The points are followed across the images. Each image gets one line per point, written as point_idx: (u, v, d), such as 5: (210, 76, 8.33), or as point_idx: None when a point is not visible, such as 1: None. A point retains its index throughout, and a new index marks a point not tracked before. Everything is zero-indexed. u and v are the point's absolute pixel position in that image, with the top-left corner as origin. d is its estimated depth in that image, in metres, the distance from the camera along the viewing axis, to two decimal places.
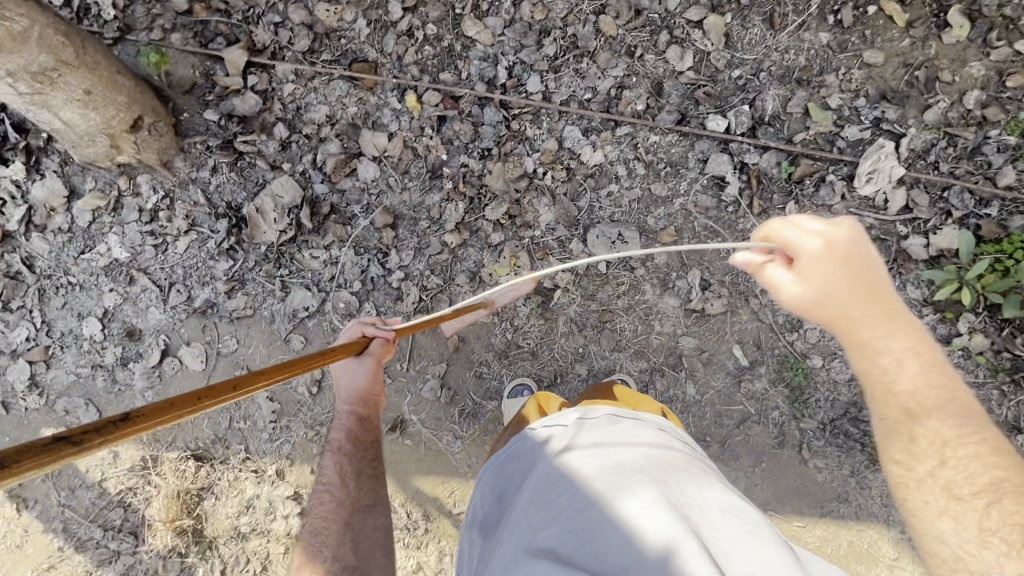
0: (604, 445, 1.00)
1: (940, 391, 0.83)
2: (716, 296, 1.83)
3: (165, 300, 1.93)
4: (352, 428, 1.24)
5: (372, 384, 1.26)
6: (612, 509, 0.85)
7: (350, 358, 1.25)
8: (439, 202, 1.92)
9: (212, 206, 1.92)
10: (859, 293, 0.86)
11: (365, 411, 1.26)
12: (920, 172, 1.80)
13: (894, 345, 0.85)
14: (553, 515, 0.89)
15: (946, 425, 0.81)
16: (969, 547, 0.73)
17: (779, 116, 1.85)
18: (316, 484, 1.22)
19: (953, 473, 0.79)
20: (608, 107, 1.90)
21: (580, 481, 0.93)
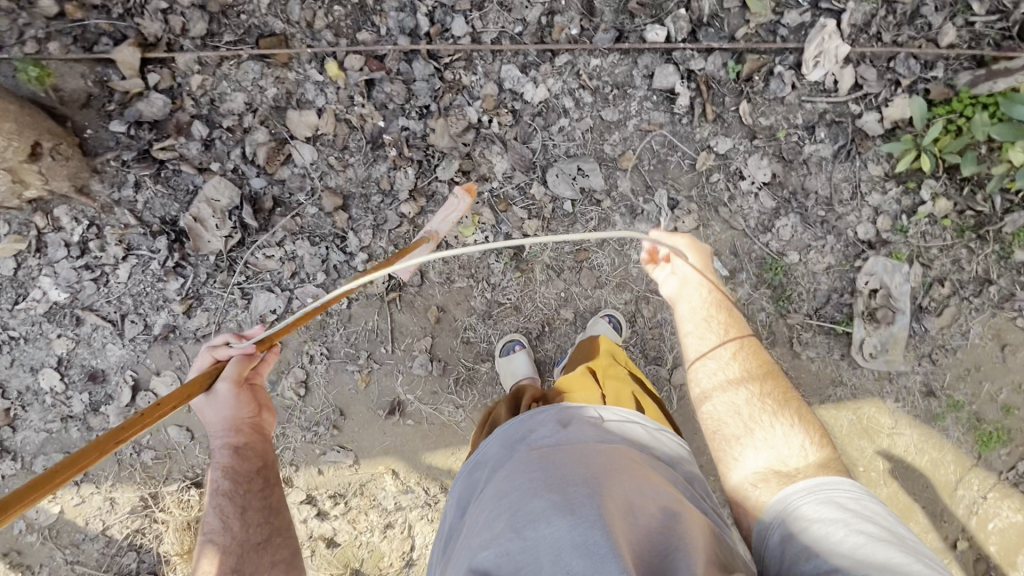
0: (553, 454, 0.91)
1: (737, 334, 1.34)
2: (686, 213, 1.82)
3: (122, 334, 1.81)
4: (227, 463, 1.20)
5: (238, 410, 1.19)
6: (546, 529, 0.76)
7: (201, 395, 1.16)
8: (387, 172, 1.82)
9: (146, 225, 1.77)
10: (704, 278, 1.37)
11: (238, 440, 1.20)
12: (865, 47, 1.76)
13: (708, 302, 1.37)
14: (493, 535, 0.79)
15: (743, 354, 1.32)
16: (754, 418, 1.22)
17: (717, 14, 1.77)
18: (203, 533, 1.19)
19: (742, 381, 1.28)
20: (541, 37, 1.79)
21: (521, 495, 0.83)
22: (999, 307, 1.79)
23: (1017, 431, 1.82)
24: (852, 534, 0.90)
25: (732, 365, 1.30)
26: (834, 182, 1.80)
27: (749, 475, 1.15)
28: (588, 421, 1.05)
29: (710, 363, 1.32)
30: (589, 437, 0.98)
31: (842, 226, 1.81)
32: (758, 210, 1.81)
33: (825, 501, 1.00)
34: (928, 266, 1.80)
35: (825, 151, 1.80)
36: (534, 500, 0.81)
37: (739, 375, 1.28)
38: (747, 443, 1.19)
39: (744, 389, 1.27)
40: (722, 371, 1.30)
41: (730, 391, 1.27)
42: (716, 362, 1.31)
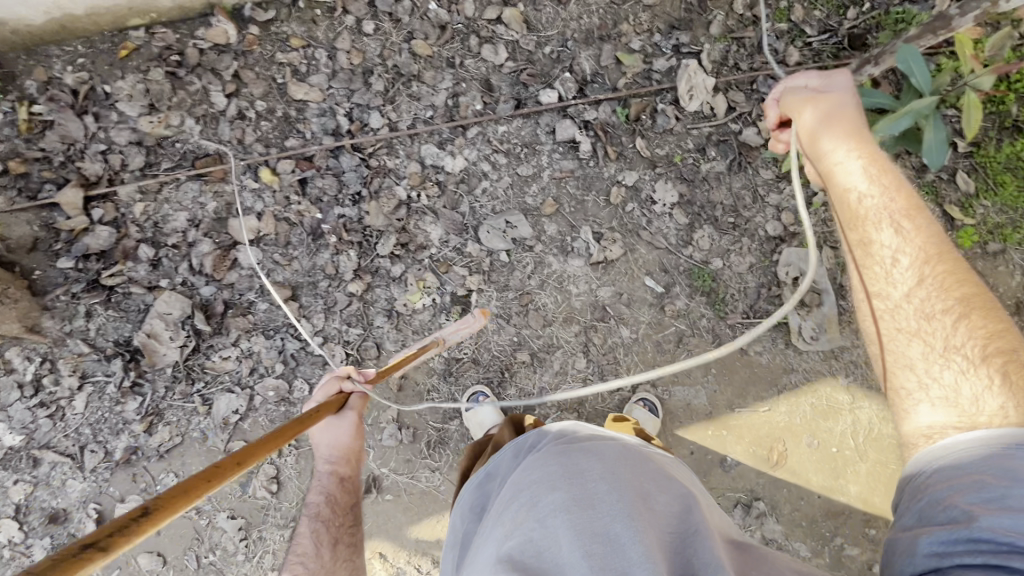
0: (567, 450, 1.05)
1: (909, 247, 1.10)
2: (612, 242, 1.97)
3: (82, 466, 1.77)
4: (330, 489, 1.34)
5: (354, 441, 1.36)
6: (564, 518, 0.91)
7: (331, 417, 1.33)
8: (331, 258, 1.93)
9: (100, 350, 1.81)
10: (857, 150, 1.16)
11: (344, 470, 1.35)
12: (728, 77, 2.05)
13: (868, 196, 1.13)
14: (516, 526, 0.94)
15: (916, 283, 1.08)
16: (930, 368, 1.04)
17: (598, 72, 2.04)
18: (290, 553, 1.27)
19: (912, 314, 1.07)
20: (451, 116, 2.02)
21: (540, 491, 0.98)
22: None
23: None
24: (1016, 502, 0.85)
25: (897, 295, 1.09)
26: (735, 191, 2.01)
27: (924, 430, 1.01)
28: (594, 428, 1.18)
29: (869, 284, 1.13)
30: (603, 437, 1.11)
31: (752, 228, 1.98)
32: (675, 228, 1.98)
33: (1000, 451, 0.90)
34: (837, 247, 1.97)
35: (719, 166, 2.02)
36: (555, 491, 0.95)
37: (906, 305, 1.08)
38: (916, 391, 1.04)
39: (913, 326, 1.07)
40: (881, 298, 1.11)
41: (894, 326, 1.09)
42: (876, 285, 1.12)
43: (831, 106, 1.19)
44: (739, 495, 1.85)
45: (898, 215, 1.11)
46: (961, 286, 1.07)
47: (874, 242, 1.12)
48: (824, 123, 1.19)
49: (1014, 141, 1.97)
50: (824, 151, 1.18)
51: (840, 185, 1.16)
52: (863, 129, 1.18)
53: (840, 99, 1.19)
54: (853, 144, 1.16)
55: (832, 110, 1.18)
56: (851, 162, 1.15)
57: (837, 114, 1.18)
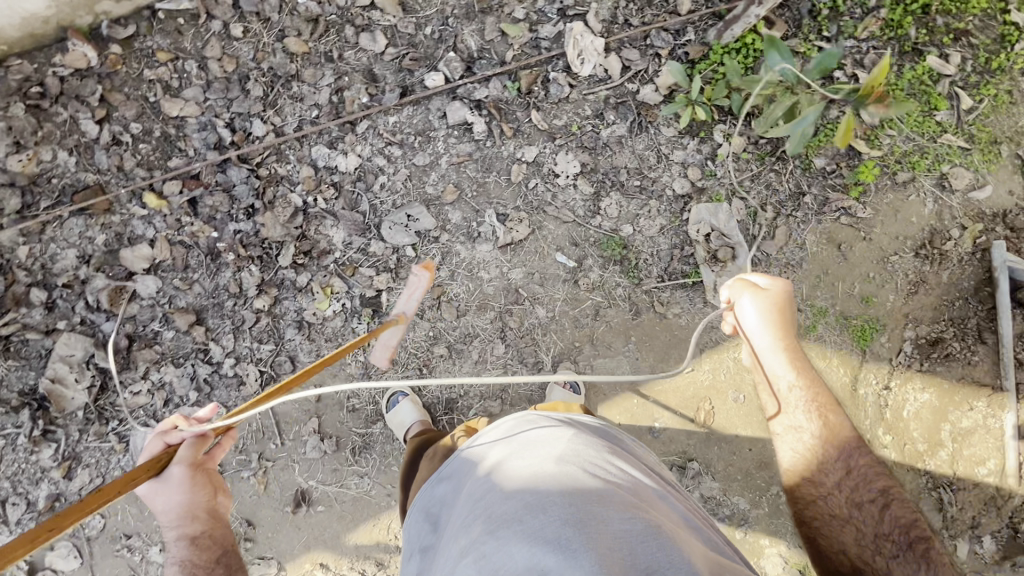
0: (521, 458, 1.01)
1: (831, 434, 1.23)
2: (518, 222, 1.92)
3: (7, 520, 1.75)
4: (184, 553, 1.17)
5: (194, 495, 1.19)
6: (520, 527, 0.85)
7: (155, 479, 1.17)
8: (233, 276, 1.88)
9: (6, 402, 1.77)
10: (786, 344, 1.26)
11: (196, 525, 1.19)
12: (619, 34, 1.98)
13: (796, 389, 1.26)
14: (471, 542, 0.87)
15: (844, 471, 1.20)
16: (864, 553, 1.13)
17: (484, 47, 1.96)
18: None
19: (843, 501, 1.18)
20: (337, 113, 1.94)
21: (496, 504, 0.92)
22: (819, 213, 1.92)
23: (884, 317, 1.92)
24: None
25: (827, 482, 1.21)
26: (638, 153, 1.95)
27: None
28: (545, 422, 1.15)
29: (801, 469, 1.24)
30: (551, 435, 1.09)
31: (659, 189, 1.94)
32: (581, 199, 1.94)
33: None
34: (746, 197, 1.94)
35: (620, 129, 1.96)
36: (509, 501, 0.91)
37: (833, 491, 1.20)
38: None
39: (843, 511, 1.18)
40: (813, 484, 1.22)
41: (828, 510, 1.19)
42: (809, 468, 1.23)
43: (771, 298, 1.24)
44: (671, 458, 1.86)
45: (819, 407, 1.25)
46: (878, 472, 1.19)
47: (802, 430, 1.25)
48: (766, 317, 1.25)
49: (916, 65, 1.93)
50: (760, 346, 1.27)
51: (771, 376, 1.27)
52: (791, 323, 1.27)
53: (778, 294, 1.25)
54: (784, 339, 1.25)
55: (773, 308, 1.24)
56: (779, 359, 1.26)
57: (778, 310, 1.24)
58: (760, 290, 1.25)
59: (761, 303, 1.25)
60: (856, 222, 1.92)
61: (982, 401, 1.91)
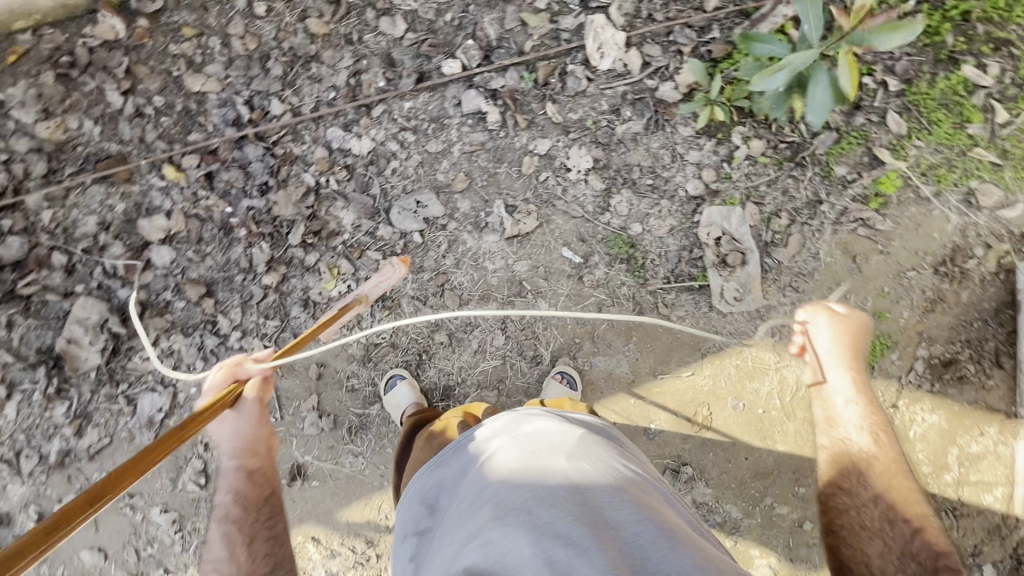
0: (530, 449, 1.00)
1: (881, 455, 1.19)
2: (526, 214, 1.92)
3: (20, 471, 1.84)
4: (239, 486, 1.22)
5: (258, 432, 1.24)
6: (530, 517, 0.84)
7: (226, 412, 1.22)
8: (244, 252, 1.92)
9: (24, 359, 1.84)
10: (852, 367, 1.25)
11: (253, 463, 1.24)
12: (642, 29, 1.94)
13: (851, 405, 1.24)
14: (476, 528, 0.86)
15: (882, 490, 1.15)
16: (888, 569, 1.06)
17: (503, 36, 1.95)
18: (205, 562, 1.16)
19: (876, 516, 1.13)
20: (354, 96, 1.95)
21: (505, 491, 0.91)
22: (836, 222, 1.87)
23: (896, 334, 1.86)
24: None
25: (863, 495, 1.16)
26: (653, 151, 1.92)
27: None
28: (554, 416, 1.15)
29: (840, 480, 1.20)
30: (562, 429, 1.08)
31: (672, 188, 1.91)
32: (591, 194, 1.92)
33: None
34: (761, 203, 1.89)
35: (636, 126, 1.93)
36: (518, 491, 0.90)
37: (870, 505, 1.15)
38: None
39: (875, 526, 1.12)
40: (847, 494, 1.18)
41: (860, 525, 1.13)
42: (846, 481, 1.19)
43: (847, 323, 1.26)
44: (665, 461, 1.85)
45: (873, 427, 1.22)
46: (915, 500, 1.14)
47: (850, 443, 1.22)
48: (835, 339, 1.25)
49: (950, 74, 1.85)
50: (827, 363, 1.26)
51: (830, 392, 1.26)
52: (863, 350, 1.27)
53: (855, 318, 1.27)
54: (849, 362, 1.25)
55: (850, 329, 1.25)
56: (840, 377, 1.26)
57: (847, 333, 1.25)
58: (838, 314, 1.26)
59: (838, 323, 1.26)
60: (875, 235, 1.86)
61: (993, 426, 1.85)
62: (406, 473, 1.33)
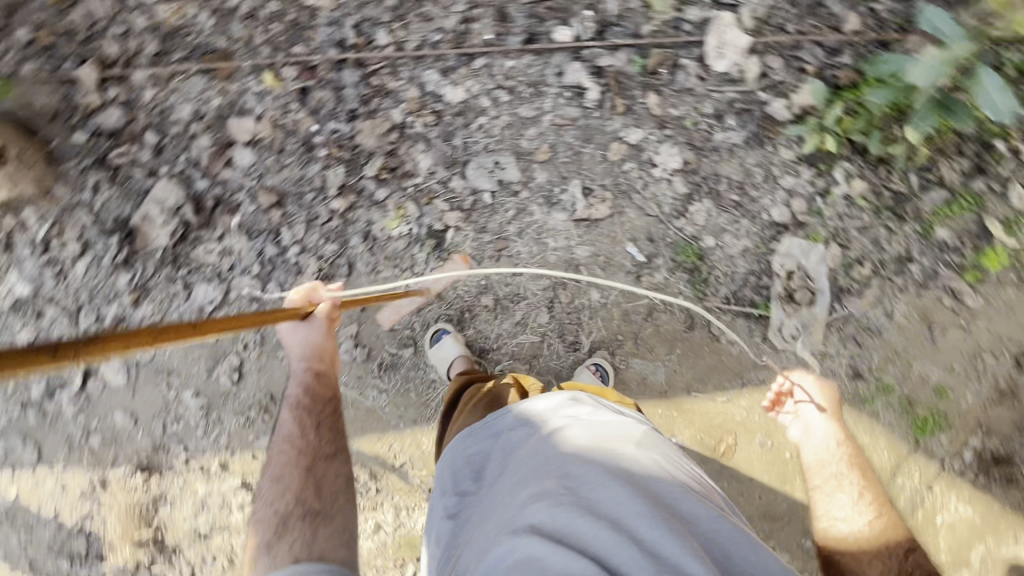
0: (593, 429, 1.04)
1: (868, 484, 1.35)
2: (600, 201, 1.88)
3: (78, 325, 1.96)
4: (308, 382, 1.35)
5: (327, 339, 1.38)
6: (605, 493, 0.87)
7: (299, 322, 1.35)
8: (319, 172, 1.95)
9: (101, 224, 1.94)
10: (827, 415, 1.48)
11: (320, 366, 1.37)
12: (769, 37, 1.83)
13: (831, 444, 1.44)
14: (543, 491, 0.89)
15: (874, 514, 1.29)
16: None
17: (623, 14, 1.88)
18: (275, 440, 1.29)
19: (870, 537, 1.25)
20: (459, 42, 1.93)
21: (573, 462, 0.94)
22: (921, 286, 1.76)
23: (953, 415, 1.76)
24: None
25: (858, 521, 1.28)
26: (746, 167, 1.84)
27: None
28: (607, 404, 1.18)
29: (835, 509, 1.32)
30: (621, 417, 1.11)
31: (756, 210, 1.83)
32: (671, 196, 1.86)
33: None
34: (846, 246, 1.80)
35: (735, 137, 1.84)
36: (587, 465, 0.93)
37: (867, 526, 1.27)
38: None
39: (871, 546, 1.24)
40: (846, 523, 1.29)
41: (857, 542, 1.25)
42: (843, 511, 1.31)
43: (818, 384, 1.54)
44: None
45: (854, 463, 1.39)
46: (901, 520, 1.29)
47: (841, 477, 1.37)
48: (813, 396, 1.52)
49: None
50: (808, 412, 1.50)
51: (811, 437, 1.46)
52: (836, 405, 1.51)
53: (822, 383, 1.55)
54: (825, 411, 1.49)
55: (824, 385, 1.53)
56: (816, 419, 1.49)
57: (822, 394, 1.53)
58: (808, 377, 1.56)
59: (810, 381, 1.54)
60: (960, 308, 1.74)
61: None
62: (449, 429, 1.39)
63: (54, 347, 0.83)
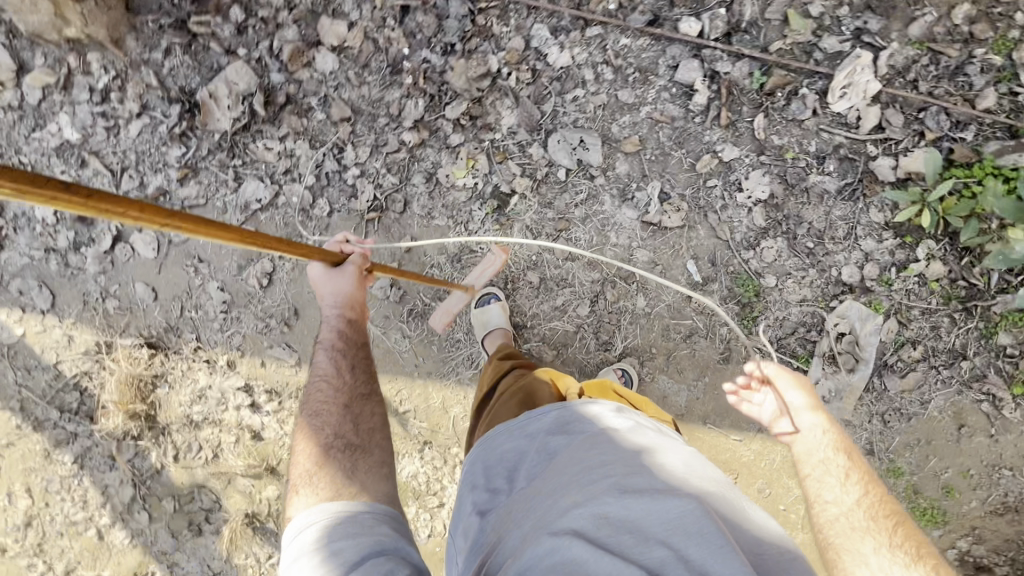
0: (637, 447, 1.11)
1: (854, 462, 1.09)
2: (675, 210, 1.81)
3: (118, 186, 1.90)
4: (341, 326, 1.29)
5: (357, 290, 1.31)
6: (655, 505, 0.93)
7: (328, 268, 1.28)
8: (399, 99, 1.86)
9: (166, 90, 1.86)
10: (812, 404, 1.16)
11: (352, 315, 1.30)
12: (897, 90, 1.73)
13: (806, 417, 1.16)
14: (591, 497, 0.97)
15: (861, 493, 1.05)
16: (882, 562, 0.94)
17: (756, 22, 1.76)
18: (311, 378, 1.27)
19: (862, 517, 1.01)
20: (579, 4, 1.82)
21: (621, 474, 1.01)
22: (965, 385, 1.73)
23: (952, 515, 1.76)
24: None
25: (848, 502, 1.03)
26: (831, 218, 1.77)
27: None
28: (648, 424, 1.26)
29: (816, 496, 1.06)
30: (665, 439, 1.18)
31: (827, 263, 1.77)
32: (747, 225, 1.79)
33: None
34: (904, 324, 1.75)
35: (830, 184, 1.77)
36: (634, 477, 1.00)
37: (856, 509, 1.02)
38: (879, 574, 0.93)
39: (863, 525, 1.00)
40: (837, 505, 1.03)
41: (845, 521, 1.01)
42: (819, 493, 1.06)
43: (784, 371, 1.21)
44: None
45: (841, 446, 1.11)
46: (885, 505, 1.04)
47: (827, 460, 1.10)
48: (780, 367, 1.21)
49: None
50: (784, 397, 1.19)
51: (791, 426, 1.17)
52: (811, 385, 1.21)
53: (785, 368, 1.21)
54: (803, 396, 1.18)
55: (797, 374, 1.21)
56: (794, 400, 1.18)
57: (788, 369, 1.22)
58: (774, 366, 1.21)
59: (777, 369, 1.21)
60: (995, 416, 1.72)
61: None
62: (488, 414, 1.52)
63: (71, 186, 0.69)
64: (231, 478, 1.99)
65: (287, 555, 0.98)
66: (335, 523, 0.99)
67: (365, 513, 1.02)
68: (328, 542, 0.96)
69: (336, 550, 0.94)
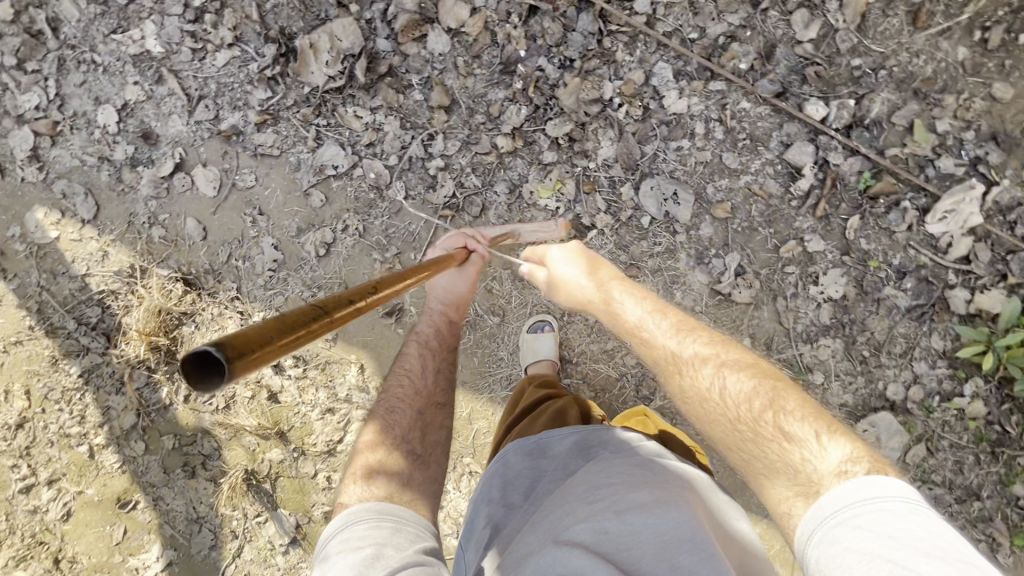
0: (645, 466, 1.05)
1: (701, 342, 1.16)
2: (745, 285, 1.79)
3: (190, 113, 1.80)
4: (440, 326, 1.40)
5: (468, 291, 1.46)
6: (650, 518, 0.89)
7: (453, 267, 1.45)
8: (502, 100, 1.78)
9: (264, 27, 1.76)
10: (630, 295, 1.31)
11: (454, 316, 1.44)
12: (995, 227, 1.72)
13: (650, 320, 1.23)
14: (594, 515, 0.91)
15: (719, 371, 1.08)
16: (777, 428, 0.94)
17: (880, 122, 1.73)
18: (396, 370, 1.33)
19: (738, 394, 1.03)
20: (710, 54, 1.76)
21: (621, 490, 0.96)
22: (970, 523, 1.76)
23: None
24: None
25: (718, 389, 1.05)
26: (893, 333, 1.77)
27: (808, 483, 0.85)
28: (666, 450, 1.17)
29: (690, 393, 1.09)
30: (681, 466, 1.10)
31: (876, 375, 1.79)
32: (811, 319, 1.79)
33: None
34: (931, 452, 1.78)
35: (901, 300, 1.77)
36: (635, 493, 0.95)
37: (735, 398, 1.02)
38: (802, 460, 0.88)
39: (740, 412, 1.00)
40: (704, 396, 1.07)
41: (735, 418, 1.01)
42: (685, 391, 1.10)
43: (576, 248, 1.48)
44: None
45: (674, 326, 1.21)
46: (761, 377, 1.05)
47: (682, 363, 1.12)
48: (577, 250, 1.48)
49: None
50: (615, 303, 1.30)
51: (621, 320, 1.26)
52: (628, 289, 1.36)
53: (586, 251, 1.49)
54: (636, 298, 1.29)
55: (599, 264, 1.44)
56: (625, 300, 1.29)
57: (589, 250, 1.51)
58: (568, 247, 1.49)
59: (578, 262, 1.43)
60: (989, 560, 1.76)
61: None
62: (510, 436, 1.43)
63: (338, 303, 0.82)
64: (238, 432, 1.96)
65: (330, 546, 0.93)
66: (381, 526, 0.95)
67: (409, 525, 0.98)
68: (371, 539, 0.92)
69: (375, 552, 0.89)
